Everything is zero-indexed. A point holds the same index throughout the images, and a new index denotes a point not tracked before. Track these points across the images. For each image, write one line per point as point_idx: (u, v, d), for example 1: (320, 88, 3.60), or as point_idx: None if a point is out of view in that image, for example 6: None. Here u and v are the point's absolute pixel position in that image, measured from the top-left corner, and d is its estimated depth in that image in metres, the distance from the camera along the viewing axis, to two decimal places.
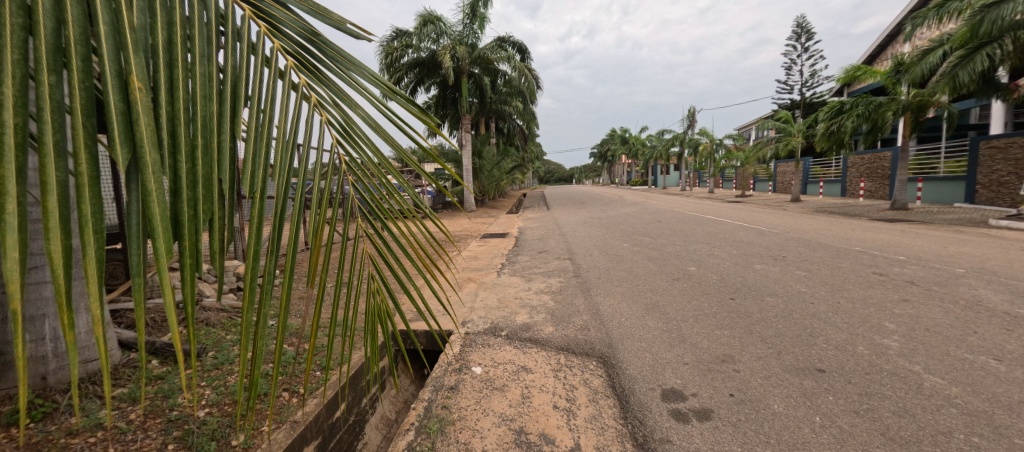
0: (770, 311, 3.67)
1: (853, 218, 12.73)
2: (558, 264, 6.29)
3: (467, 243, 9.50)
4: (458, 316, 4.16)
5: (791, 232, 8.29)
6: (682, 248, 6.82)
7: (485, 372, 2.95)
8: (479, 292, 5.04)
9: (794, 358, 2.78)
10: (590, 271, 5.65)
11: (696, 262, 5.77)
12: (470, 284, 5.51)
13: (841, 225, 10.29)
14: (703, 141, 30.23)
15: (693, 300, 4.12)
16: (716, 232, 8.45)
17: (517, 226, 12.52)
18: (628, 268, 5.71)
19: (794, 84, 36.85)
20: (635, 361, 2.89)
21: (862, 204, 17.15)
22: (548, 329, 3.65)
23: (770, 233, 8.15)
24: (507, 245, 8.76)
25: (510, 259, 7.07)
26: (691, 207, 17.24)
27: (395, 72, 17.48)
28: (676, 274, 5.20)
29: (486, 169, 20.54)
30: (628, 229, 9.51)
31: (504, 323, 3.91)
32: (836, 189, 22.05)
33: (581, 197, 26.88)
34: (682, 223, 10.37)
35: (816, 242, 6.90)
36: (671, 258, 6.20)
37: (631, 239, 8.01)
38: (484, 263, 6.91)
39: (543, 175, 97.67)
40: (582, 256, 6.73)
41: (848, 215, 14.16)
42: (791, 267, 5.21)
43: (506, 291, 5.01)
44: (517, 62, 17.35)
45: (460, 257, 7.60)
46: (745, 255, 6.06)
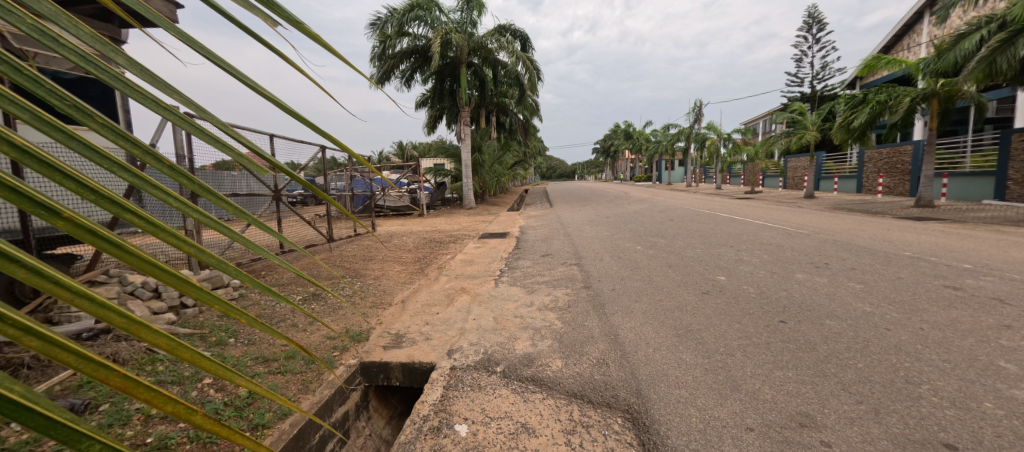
0: (840, 342, 2.88)
1: (877, 216, 11.91)
2: (564, 271, 5.52)
3: (463, 243, 8.74)
4: (446, 341, 3.41)
5: (822, 233, 7.48)
6: (705, 253, 6.01)
7: (471, 434, 2.18)
8: (473, 307, 4.25)
9: (903, 422, 2.00)
10: (601, 281, 4.87)
11: (726, 271, 4.98)
12: (462, 296, 4.73)
13: (870, 224, 9.48)
14: (710, 136, 29.35)
15: (734, 321, 3.34)
16: (738, 233, 7.65)
17: (519, 225, 11.73)
18: (646, 277, 4.93)
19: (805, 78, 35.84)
20: (677, 424, 2.10)
21: (882, 201, 16.27)
22: (557, 364, 2.86)
23: (800, 234, 7.33)
24: (506, 247, 8.01)
25: (511, 264, 6.32)
26: (702, 205, 16.38)
27: (389, 61, 16.64)
28: (705, 286, 4.41)
29: (485, 165, 19.74)
30: (639, 229, 8.74)
31: (500, 353, 3.13)
32: (851, 185, 21.15)
33: (586, 194, 26.07)
34: (698, 222, 9.59)
35: (857, 246, 6.09)
36: (695, 265, 5.40)
37: (645, 241, 7.24)
38: (480, 269, 6.13)
39: (545, 171, 97.17)
40: (591, 261, 5.96)
41: (870, 212, 13.30)
42: (840, 278, 4.43)
43: (504, 307, 4.21)
44: (518, 51, 16.50)
45: (454, 261, 6.84)
46: (782, 262, 5.25)
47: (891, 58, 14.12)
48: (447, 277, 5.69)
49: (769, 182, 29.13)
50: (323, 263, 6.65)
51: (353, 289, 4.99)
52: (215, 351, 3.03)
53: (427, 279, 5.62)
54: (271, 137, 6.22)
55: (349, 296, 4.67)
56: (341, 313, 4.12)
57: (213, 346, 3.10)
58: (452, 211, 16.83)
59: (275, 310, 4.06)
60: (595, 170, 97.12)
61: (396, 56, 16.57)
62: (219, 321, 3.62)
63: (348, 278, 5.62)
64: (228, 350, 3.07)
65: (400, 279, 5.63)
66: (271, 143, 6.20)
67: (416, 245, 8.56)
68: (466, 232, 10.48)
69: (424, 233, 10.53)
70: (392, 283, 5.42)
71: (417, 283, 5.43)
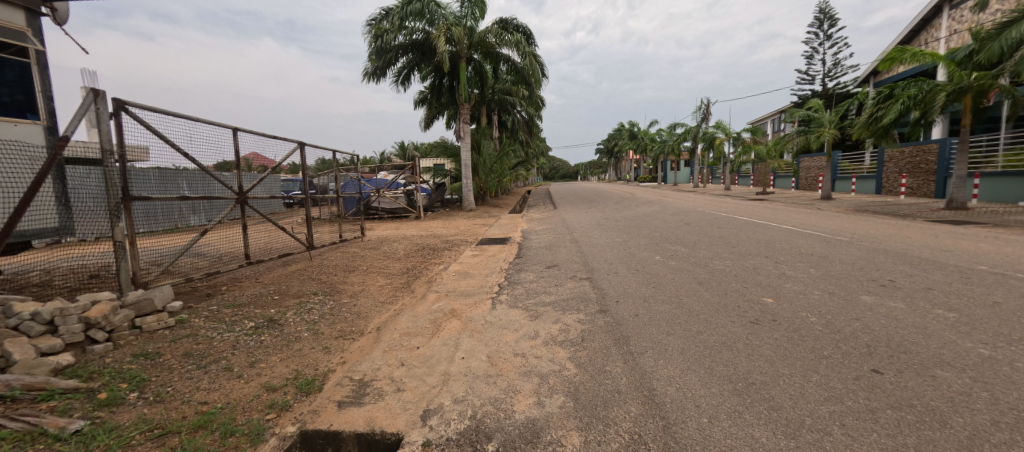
0: (976, 412, 2.02)
1: (907, 219, 11.03)
2: (573, 288, 4.69)
3: (459, 251, 7.92)
4: (423, 394, 2.56)
5: (863, 239, 6.63)
6: (737, 266, 5.15)
7: None
8: (461, 339, 3.40)
9: None
10: (620, 303, 4.02)
11: (770, 290, 4.11)
12: (451, 321, 3.89)
13: (908, 228, 8.63)
14: (718, 136, 28.45)
15: (808, 370, 2.50)
16: (767, 239, 6.80)
17: (521, 229, 10.94)
18: (674, 297, 4.09)
19: (816, 75, 34.94)
20: None
21: (906, 202, 15.35)
22: (574, 442, 2.00)
23: (836, 242, 6.49)
24: (506, 254, 7.17)
25: (512, 277, 5.48)
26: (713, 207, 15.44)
27: (386, 56, 15.74)
28: (750, 312, 3.56)
29: (486, 165, 18.93)
30: (654, 235, 7.91)
31: (492, 417, 2.27)
32: (869, 186, 20.19)
33: (590, 195, 25.18)
34: (717, 225, 8.75)
35: (915, 257, 5.23)
36: (730, 281, 4.56)
37: (663, 250, 6.41)
38: (475, 283, 5.30)
39: (547, 172, 97.33)
40: (605, 275, 5.10)
41: (897, 215, 12.40)
42: (922, 302, 3.56)
43: (501, 339, 3.37)
44: (523, 48, 15.56)
45: (446, 273, 5.99)
46: (834, 279, 4.39)
47: (918, 50, 13.14)
48: (437, 295, 4.85)
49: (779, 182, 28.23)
50: (297, 276, 5.85)
51: (319, 312, 4.16)
52: (96, 418, 2.17)
53: (412, 297, 4.77)
54: (234, 132, 5.38)
55: (314, 321, 3.87)
56: (301, 346, 3.29)
57: (98, 409, 2.25)
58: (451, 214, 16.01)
59: (217, 342, 3.25)
60: (598, 169, 97.26)
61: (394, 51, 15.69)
62: (130, 364, 2.80)
63: (322, 295, 4.82)
64: (118, 416, 2.23)
65: (378, 296, 4.83)
66: (236, 138, 5.35)
67: (407, 253, 7.73)
68: (463, 237, 9.66)
69: (418, 238, 9.71)
70: (371, 302, 4.59)
71: (400, 303, 4.58)
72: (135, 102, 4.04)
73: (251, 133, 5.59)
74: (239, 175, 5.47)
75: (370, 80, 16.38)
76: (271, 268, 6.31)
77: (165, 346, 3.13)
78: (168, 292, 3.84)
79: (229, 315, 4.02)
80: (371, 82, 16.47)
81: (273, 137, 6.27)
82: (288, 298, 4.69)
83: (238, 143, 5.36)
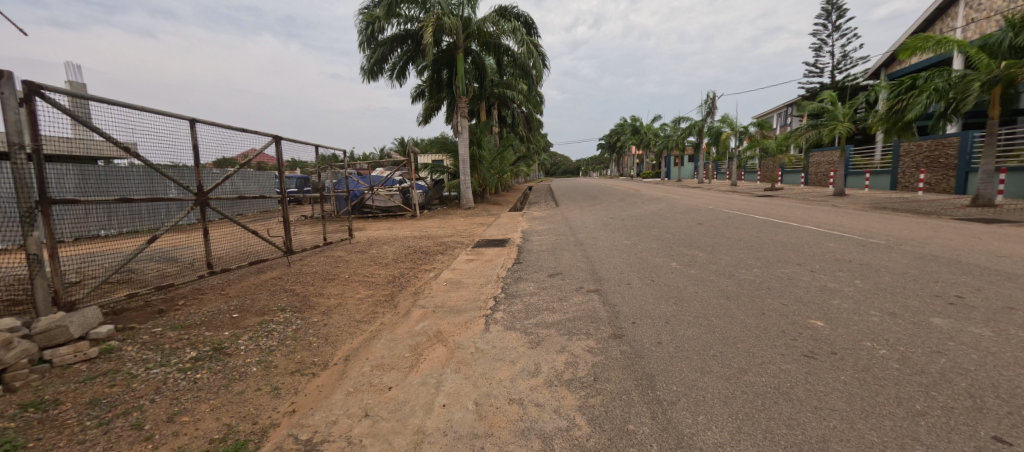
0: None
1: (932, 217, 10.37)
2: (580, 303, 4.06)
3: (454, 254, 7.27)
4: None
5: (901, 242, 5.94)
6: (768, 276, 4.50)
7: None
8: (444, 377, 2.75)
9: None
10: (638, 326, 3.35)
11: (817, 310, 3.44)
12: (435, 348, 3.26)
13: (940, 227, 7.98)
14: (724, 130, 27.70)
15: (910, 439, 1.82)
16: (793, 242, 6.14)
17: (521, 229, 10.31)
18: (701, 317, 3.45)
19: (824, 67, 34.14)
20: None
21: (924, 199, 14.65)
22: None
23: (872, 245, 5.81)
24: (505, 259, 6.52)
25: (510, 288, 4.82)
26: (723, 204, 14.79)
27: (380, 49, 15.01)
28: (800, 340, 2.89)
29: (486, 160, 18.22)
30: (664, 236, 7.29)
31: None
32: (883, 182, 19.47)
33: (593, 192, 24.50)
34: (733, 225, 8.11)
35: (971, 264, 4.58)
36: (764, 295, 3.91)
37: (678, 255, 5.76)
38: (468, 295, 4.67)
39: (549, 167, 97.30)
40: (615, 287, 4.44)
41: (919, 212, 11.74)
42: (1013, 327, 2.90)
43: (493, 376, 2.73)
44: (521, 36, 14.69)
45: (436, 282, 5.34)
46: (889, 294, 3.73)
47: (942, 38, 12.35)
48: (422, 311, 4.20)
49: (786, 177, 27.49)
50: (269, 286, 5.21)
51: (279, 335, 3.51)
52: None
53: (394, 314, 4.12)
54: (192, 124, 4.72)
55: (270, 348, 3.23)
56: (243, 387, 2.64)
57: None
58: (449, 212, 15.39)
59: (138, 384, 2.61)
60: (600, 166, 97.33)
61: (389, 42, 14.95)
62: (8, 422, 2.16)
63: (292, 312, 4.18)
64: None
65: (354, 312, 4.20)
66: (193, 131, 4.70)
67: (396, 257, 7.09)
68: (459, 239, 9.02)
69: (411, 239, 9.06)
70: (346, 320, 3.95)
71: (379, 323, 3.92)
72: (55, 87, 3.37)
73: (212, 124, 4.92)
74: (200, 173, 4.80)
75: (364, 75, 15.69)
76: (242, 276, 5.68)
77: (68, 390, 2.49)
78: (93, 315, 3.24)
79: (171, 341, 3.38)
80: (367, 77, 15.77)
81: (242, 130, 5.61)
82: (251, 315, 4.05)
83: (196, 136, 4.70)
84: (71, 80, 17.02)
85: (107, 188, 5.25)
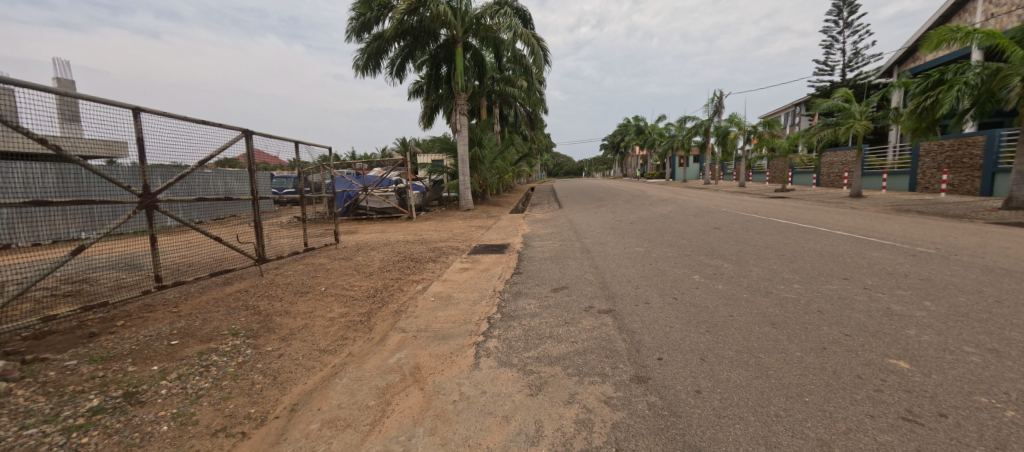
0: None
1: (965, 220, 9.66)
2: (592, 328, 3.35)
3: (447, 262, 6.56)
4: None
5: (957, 250, 5.17)
6: (813, 294, 3.79)
7: None
8: (417, 443, 2.05)
9: None
10: (667, 366, 2.64)
11: (896, 347, 2.69)
12: (410, 392, 2.56)
13: (987, 231, 7.22)
14: (732, 130, 26.97)
15: None
16: (830, 251, 5.42)
17: (522, 232, 9.66)
18: (746, 353, 2.72)
19: (835, 65, 33.36)
20: None
21: (949, 201, 13.88)
22: None
23: (925, 255, 5.03)
24: (503, 269, 5.80)
25: (507, 307, 4.09)
26: (735, 205, 14.08)
27: (374, 44, 14.37)
28: (888, 393, 2.18)
29: (486, 160, 17.49)
30: (681, 243, 6.60)
31: None
32: (901, 183, 18.70)
33: (598, 193, 23.76)
34: (755, 230, 7.39)
35: None
36: (818, 321, 3.17)
37: (700, 265, 5.06)
38: (456, 316, 3.97)
39: (553, 167, 97.40)
40: (632, 308, 3.71)
41: (948, 215, 11.02)
42: None
43: (480, 442, 2.02)
44: (519, 29, 13.91)
45: (423, 297, 4.66)
46: (976, 323, 3.00)
47: (973, 30, 11.30)
48: (401, 337, 3.48)
49: (797, 178, 26.70)
50: (230, 302, 4.52)
51: (215, 374, 2.79)
52: None
53: (366, 341, 3.42)
54: (134, 113, 4.03)
55: (195, 395, 2.52)
56: None
57: None
58: (447, 214, 14.70)
59: None
60: (603, 166, 97.21)
61: (382, 37, 14.30)
62: None
63: (245, 338, 3.48)
64: None
65: (320, 338, 3.48)
66: (135, 121, 4.02)
67: (383, 266, 6.39)
68: (455, 244, 8.31)
69: (403, 244, 8.40)
70: (306, 350, 3.23)
71: (346, 352, 3.21)
72: None
73: (160, 113, 4.23)
74: (145, 170, 4.11)
75: (358, 71, 15.06)
76: (204, 289, 4.99)
77: None
78: None
79: (78, 382, 2.69)
80: (361, 72, 15.06)
81: (201, 123, 4.92)
82: (194, 343, 3.36)
83: (139, 127, 4.01)
84: (59, 78, 16.53)
85: (87, 188, 4.91)
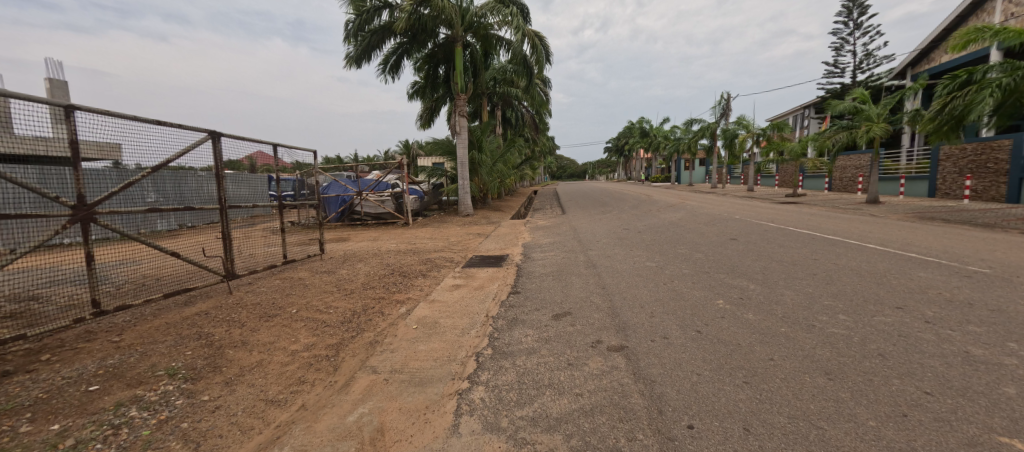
0: None
1: (998, 229, 8.99)
2: (602, 375, 2.73)
3: (438, 277, 5.99)
4: None
5: (1018, 271, 4.52)
6: (867, 330, 3.16)
7: None
8: None
9: None
10: (702, 439, 2.02)
11: (1000, 415, 2.06)
12: None
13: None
14: (740, 133, 26.26)
15: None
16: (870, 271, 4.78)
17: (522, 241, 9.08)
18: (804, 421, 2.09)
19: (844, 67, 32.71)
20: None
21: (974, 208, 13.17)
22: None
23: (984, 277, 4.37)
24: (499, 287, 5.20)
25: (500, 340, 3.50)
26: (746, 212, 13.42)
27: (368, 37, 13.85)
28: None
29: (487, 163, 16.89)
30: (696, 257, 5.99)
31: None
32: (920, 188, 17.97)
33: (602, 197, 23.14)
34: (776, 243, 6.77)
35: None
36: (883, 373, 2.54)
37: (721, 287, 4.45)
38: (436, 352, 3.36)
39: (555, 170, 97.30)
40: (647, 345, 3.11)
41: (978, 223, 10.32)
42: None
43: None
44: (523, 27, 13.42)
45: (404, 323, 4.06)
46: None
47: (1003, 28, 10.52)
48: (370, 381, 2.88)
49: (808, 182, 25.96)
50: (183, 328, 3.94)
51: (121, 442, 2.19)
52: None
53: (324, 387, 2.81)
54: (66, 110, 3.47)
55: None
56: None
57: None
58: (445, 220, 14.13)
59: None
60: (605, 168, 96.90)
61: (378, 31, 13.80)
62: None
63: (181, 382, 2.88)
64: None
65: (270, 383, 2.88)
66: (66, 119, 3.46)
67: (367, 281, 5.80)
68: (449, 254, 7.73)
69: (394, 254, 7.83)
70: (248, 402, 2.62)
71: (296, 406, 2.59)
72: None
73: (98, 112, 3.67)
74: (78, 178, 3.53)
75: (350, 64, 14.51)
76: (160, 311, 4.41)
77: None
78: None
79: None
80: (354, 67, 14.52)
81: (149, 122, 4.31)
82: (116, 390, 2.77)
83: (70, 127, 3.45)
84: (51, 78, 16.13)
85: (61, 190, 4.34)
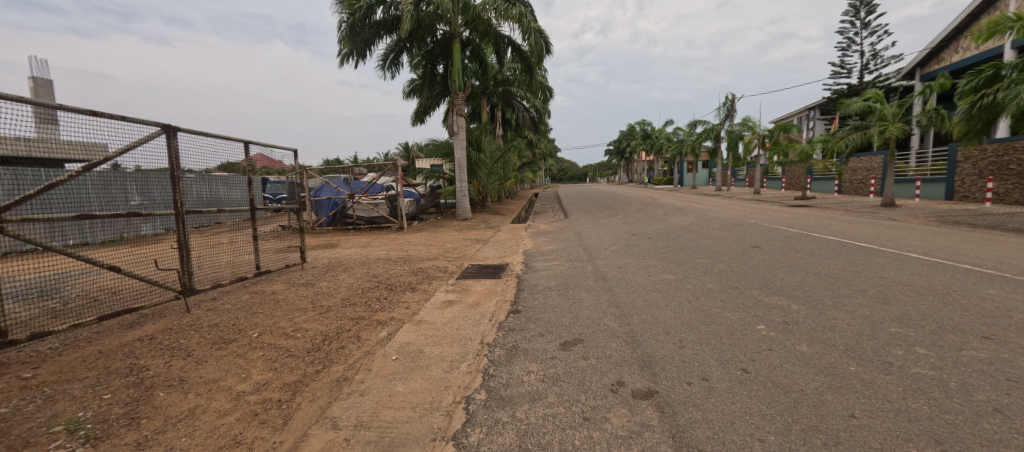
0: None
1: None
2: (631, 440, 2.04)
3: (428, 291, 5.33)
4: None
5: None
6: (963, 372, 2.47)
7: None
8: None
9: None
10: None
11: None
12: None
13: None
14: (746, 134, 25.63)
15: None
16: (928, 288, 4.10)
17: (523, 248, 8.41)
18: None
19: (851, 68, 32.10)
20: None
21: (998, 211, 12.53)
22: None
23: None
24: (496, 304, 4.52)
25: (496, 379, 2.82)
26: (758, 215, 12.79)
27: (362, 33, 13.26)
28: None
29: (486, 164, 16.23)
30: (719, 269, 5.32)
31: None
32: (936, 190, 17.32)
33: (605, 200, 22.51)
34: (805, 251, 6.10)
35: None
36: (1015, 441, 1.86)
37: (759, 308, 3.76)
38: (415, 396, 2.67)
39: (556, 173, 97.17)
40: (684, 393, 2.42)
41: (1008, 228, 9.69)
42: None
43: None
44: (525, 26, 12.83)
45: (380, 353, 3.37)
46: None
47: None
48: (324, 443, 2.19)
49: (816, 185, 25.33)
50: (113, 359, 3.26)
51: None
52: None
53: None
54: None
55: None
56: None
57: None
58: (443, 224, 13.54)
59: None
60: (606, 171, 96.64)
61: (372, 27, 13.20)
62: None
63: (77, 444, 2.19)
64: None
65: (194, 446, 2.20)
66: None
67: (348, 296, 5.12)
68: (443, 264, 7.05)
69: (384, 263, 7.17)
70: None
71: None
72: None
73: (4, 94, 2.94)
74: None
75: (342, 60, 13.93)
76: (98, 335, 3.74)
77: None
78: None
79: None
80: (347, 63, 13.95)
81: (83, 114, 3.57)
82: None
83: None
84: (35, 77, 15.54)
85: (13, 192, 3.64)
